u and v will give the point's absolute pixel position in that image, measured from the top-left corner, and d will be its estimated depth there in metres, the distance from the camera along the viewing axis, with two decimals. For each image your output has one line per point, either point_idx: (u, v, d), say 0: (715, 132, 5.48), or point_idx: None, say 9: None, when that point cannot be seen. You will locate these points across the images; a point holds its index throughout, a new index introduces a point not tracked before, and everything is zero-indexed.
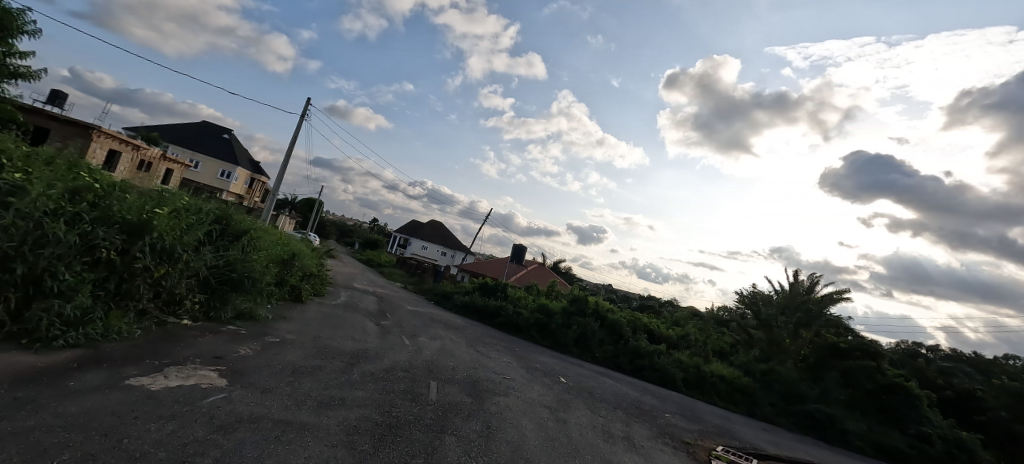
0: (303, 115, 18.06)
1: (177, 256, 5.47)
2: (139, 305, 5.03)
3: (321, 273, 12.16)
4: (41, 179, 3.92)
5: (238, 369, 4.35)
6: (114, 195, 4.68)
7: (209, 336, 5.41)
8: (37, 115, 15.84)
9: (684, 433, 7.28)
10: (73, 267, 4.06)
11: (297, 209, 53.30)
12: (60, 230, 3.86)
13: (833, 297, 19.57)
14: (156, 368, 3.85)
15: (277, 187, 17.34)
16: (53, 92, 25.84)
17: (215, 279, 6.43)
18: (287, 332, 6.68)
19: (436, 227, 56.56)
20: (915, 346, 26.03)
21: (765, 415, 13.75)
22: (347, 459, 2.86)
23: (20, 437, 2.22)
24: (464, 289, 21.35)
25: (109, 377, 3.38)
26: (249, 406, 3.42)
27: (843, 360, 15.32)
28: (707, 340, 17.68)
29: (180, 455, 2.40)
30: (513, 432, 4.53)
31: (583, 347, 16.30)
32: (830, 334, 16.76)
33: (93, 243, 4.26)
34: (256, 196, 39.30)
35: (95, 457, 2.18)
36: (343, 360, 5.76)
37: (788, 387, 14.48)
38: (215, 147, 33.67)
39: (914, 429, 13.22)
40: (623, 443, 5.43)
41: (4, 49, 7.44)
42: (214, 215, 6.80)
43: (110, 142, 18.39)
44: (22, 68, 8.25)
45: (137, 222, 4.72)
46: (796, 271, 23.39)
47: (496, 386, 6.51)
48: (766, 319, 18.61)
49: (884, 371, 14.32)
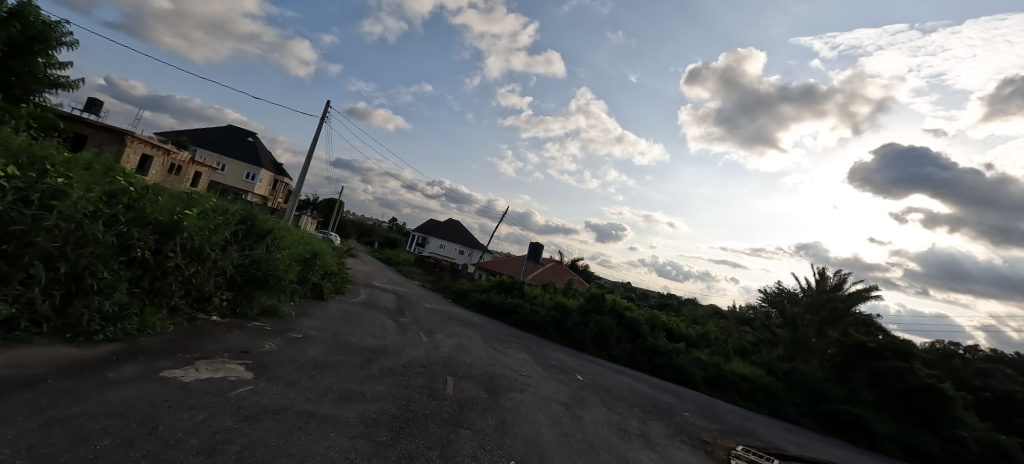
0: (322, 117, 18.65)
1: (205, 255, 5.73)
2: (171, 301, 5.28)
3: (341, 272, 12.44)
4: (80, 183, 4.14)
5: (263, 363, 4.55)
6: (147, 198, 4.92)
7: (236, 331, 5.63)
8: (76, 123, 16.78)
9: (703, 431, 7.21)
10: (111, 266, 4.32)
11: (319, 210, 54.71)
12: (99, 231, 4.10)
13: (861, 294, 18.73)
14: (187, 361, 4.04)
15: (299, 188, 17.91)
16: (89, 100, 27.18)
17: (241, 277, 6.68)
18: (310, 329, 6.89)
19: (453, 225, 57.12)
20: (951, 345, 25.15)
21: (788, 416, 13.51)
22: (366, 451, 2.95)
23: (66, 423, 2.40)
24: (481, 287, 21.52)
25: (144, 370, 3.58)
26: (273, 398, 3.57)
27: (871, 359, 14.75)
28: (727, 339, 17.40)
29: (210, 442, 2.54)
30: (527, 427, 4.59)
31: (600, 344, 16.27)
32: (858, 333, 16.15)
33: (128, 243, 4.51)
34: (280, 197, 40.44)
35: (133, 442, 2.34)
36: (362, 355, 5.92)
37: (812, 387, 14.10)
38: (240, 150, 34.77)
39: (948, 433, 12.65)
40: (640, 440, 5.44)
41: (44, 61, 7.78)
42: (240, 215, 7.10)
43: (142, 147, 19.28)
44: (62, 78, 8.68)
45: (168, 223, 4.97)
46: (823, 268, 22.55)
47: (512, 382, 6.60)
48: (790, 318, 18.52)
49: (916, 372, 13.64)
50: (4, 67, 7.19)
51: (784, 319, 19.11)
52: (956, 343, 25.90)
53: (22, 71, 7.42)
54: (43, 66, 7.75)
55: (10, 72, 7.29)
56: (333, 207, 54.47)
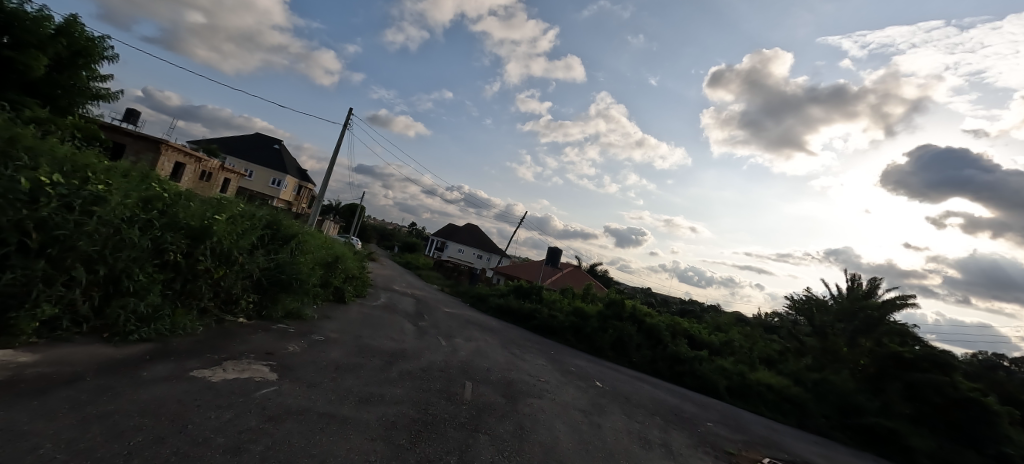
0: (346, 125, 19.31)
1: (233, 259, 5.93)
2: (200, 303, 5.46)
3: (362, 275, 12.67)
4: (119, 190, 4.34)
5: (287, 364, 4.66)
6: (179, 203, 5.14)
7: (261, 333, 5.78)
8: (116, 133, 17.71)
9: (727, 443, 6.98)
10: (146, 269, 4.52)
11: (342, 215, 55.97)
12: (135, 235, 4.29)
13: (896, 303, 17.91)
14: (215, 361, 4.18)
15: (322, 193, 18.42)
16: (127, 110, 28.61)
17: (267, 280, 6.88)
18: (331, 332, 7.02)
19: (472, 231, 57.47)
20: (995, 357, 23.70)
21: (818, 428, 13.02)
22: (385, 453, 3.00)
23: (102, 419, 2.51)
24: (499, 291, 21.58)
25: (175, 370, 3.71)
26: (296, 399, 3.66)
27: (908, 371, 14.06)
28: (752, 348, 17.08)
29: (237, 441, 2.61)
30: (546, 434, 4.56)
31: (619, 351, 16.10)
32: (893, 343, 15.44)
33: (162, 247, 4.71)
34: (304, 202, 41.52)
35: (165, 440, 2.43)
36: (383, 358, 6.02)
37: (844, 398, 13.51)
38: (267, 158, 35.93)
39: (992, 450, 11.89)
40: (660, 450, 5.31)
41: (87, 74, 8.20)
42: (266, 221, 7.38)
43: (176, 155, 20.13)
44: (103, 90, 9.13)
45: (199, 227, 5.18)
46: (854, 275, 21.61)
47: (530, 388, 6.56)
48: (819, 326, 17.77)
49: (957, 385, 12.85)
50: (50, 80, 7.58)
51: (813, 328, 18.39)
52: (1000, 355, 24.34)
53: (67, 84, 7.81)
54: (87, 79, 8.17)
55: (57, 84, 7.69)
56: (354, 212, 55.64)
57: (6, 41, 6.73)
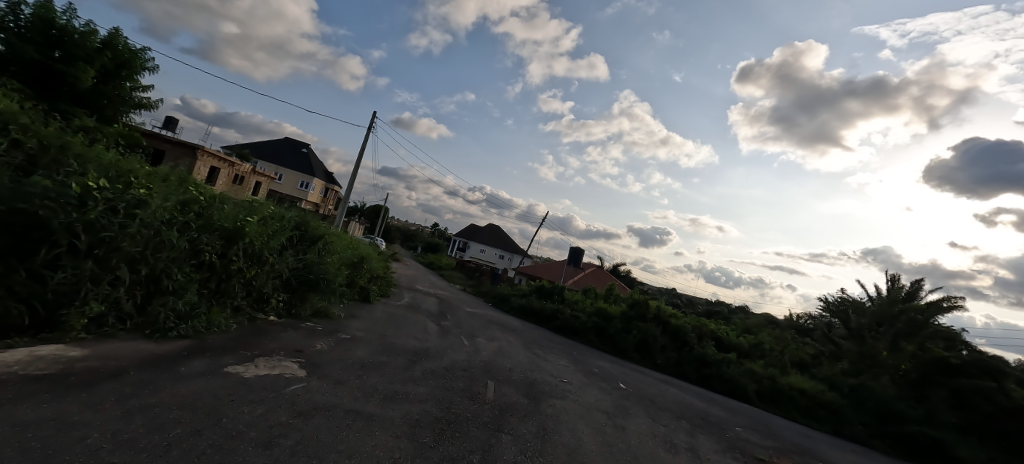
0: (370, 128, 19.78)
1: (264, 259, 6.13)
2: (233, 302, 5.67)
3: (387, 276, 12.91)
4: (160, 193, 4.56)
5: (314, 362, 4.78)
6: (214, 206, 5.37)
7: (290, 331, 5.96)
8: (156, 140, 18.68)
9: (757, 449, 6.75)
10: (184, 269, 4.74)
11: (367, 216, 57.29)
12: (174, 236, 4.51)
13: (941, 305, 16.93)
14: (248, 358, 4.35)
15: (347, 196, 18.91)
16: (167, 119, 30.15)
17: (296, 280, 7.10)
18: (357, 330, 7.17)
19: (493, 231, 57.70)
20: None
21: (855, 435, 12.41)
22: (409, 450, 3.04)
23: (145, 412, 2.64)
24: (521, 291, 21.58)
25: (211, 365, 3.88)
26: (324, 395, 3.75)
27: (955, 377, 13.24)
28: (784, 351, 16.46)
29: (268, 435, 2.70)
30: (569, 435, 4.52)
31: (644, 352, 15.84)
32: (938, 348, 14.60)
33: (198, 248, 4.94)
34: (330, 204, 42.63)
35: (200, 432, 2.53)
36: (406, 357, 6.11)
37: (883, 405, 12.86)
38: (295, 161, 37.10)
39: None
40: (687, 455, 5.18)
41: (130, 85, 8.67)
42: (295, 222, 7.64)
43: (210, 160, 21.06)
44: (144, 99, 9.59)
45: (232, 229, 5.40)
46: (894, 275, 20.57)
47: (553, 389, 6.53)
48: (856, 329, 16.98)
49: (1010, 393, 12.03)
50: (97, 91, 8.02)
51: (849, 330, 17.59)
52: None
53: (112, 94, 8.24)
54: (129, 89, 8.61)
55: (103, 95, 8.10)
56: (379, 214, 56.79)
57: (58, 54, 7.18)
